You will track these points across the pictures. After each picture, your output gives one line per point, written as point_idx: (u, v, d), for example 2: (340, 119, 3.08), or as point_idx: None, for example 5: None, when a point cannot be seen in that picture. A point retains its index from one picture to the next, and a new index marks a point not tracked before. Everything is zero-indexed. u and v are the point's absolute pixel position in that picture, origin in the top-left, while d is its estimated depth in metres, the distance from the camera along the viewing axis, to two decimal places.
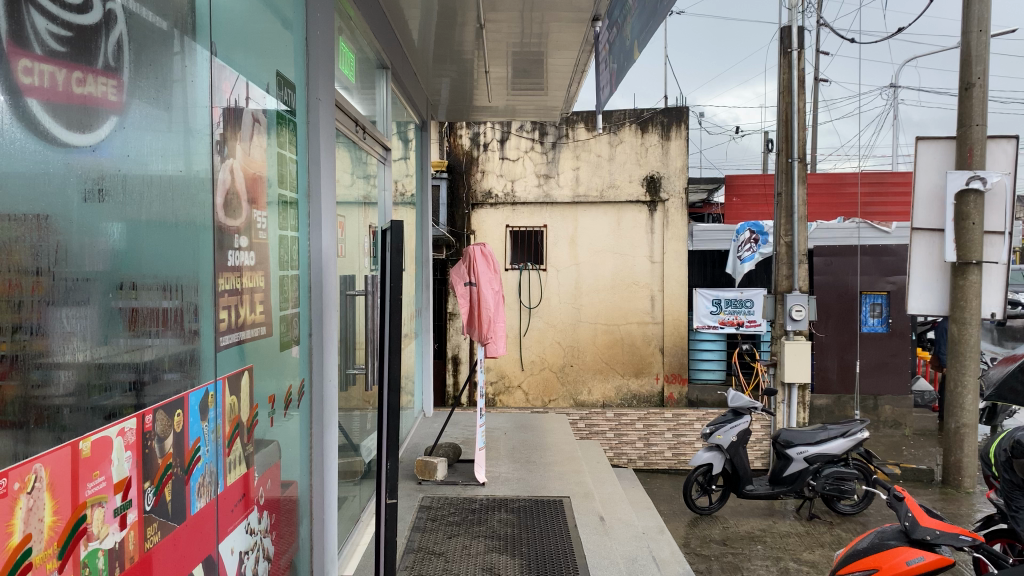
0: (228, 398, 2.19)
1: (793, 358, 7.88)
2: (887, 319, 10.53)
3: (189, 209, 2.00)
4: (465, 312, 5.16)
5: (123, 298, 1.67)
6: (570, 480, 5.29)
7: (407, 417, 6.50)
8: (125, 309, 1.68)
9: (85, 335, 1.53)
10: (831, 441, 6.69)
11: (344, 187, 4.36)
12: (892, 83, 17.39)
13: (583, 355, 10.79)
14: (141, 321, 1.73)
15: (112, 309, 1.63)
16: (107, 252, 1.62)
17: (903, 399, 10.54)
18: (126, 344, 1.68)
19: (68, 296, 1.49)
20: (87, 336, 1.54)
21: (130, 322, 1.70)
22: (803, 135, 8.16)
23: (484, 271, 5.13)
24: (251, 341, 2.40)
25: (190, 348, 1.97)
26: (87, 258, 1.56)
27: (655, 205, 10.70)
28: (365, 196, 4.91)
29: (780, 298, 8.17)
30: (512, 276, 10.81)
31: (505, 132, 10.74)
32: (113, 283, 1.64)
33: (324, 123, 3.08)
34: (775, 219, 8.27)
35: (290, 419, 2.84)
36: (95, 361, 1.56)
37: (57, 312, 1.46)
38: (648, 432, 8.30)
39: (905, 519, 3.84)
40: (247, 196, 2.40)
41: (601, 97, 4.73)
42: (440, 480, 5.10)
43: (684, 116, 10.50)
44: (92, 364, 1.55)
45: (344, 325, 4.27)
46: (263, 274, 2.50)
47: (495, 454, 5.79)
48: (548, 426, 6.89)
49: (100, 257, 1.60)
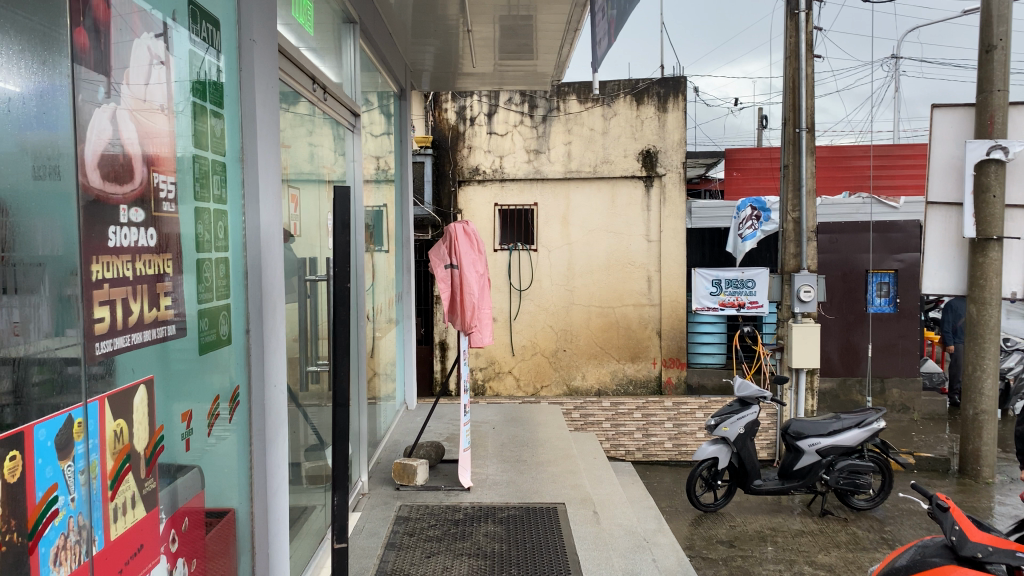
0: (111, 425, 1.63)
1: (801, 343, 7.42)
2: (895, 299, 10.03)
3: (54, 169, 1.46)
4: (446, 298, 4.57)
5: (79, 285, 1.53)
6: (566, 484, 4.77)
7: (387, 412, 5.97)
8: (82, 297, 1.53)
9: (40, 327, 1.40)
10: (845, 432, 6.24)
11: (303, 157, 3.77)
12: (894, 55, 16.79)
13: (577, 339, 10.26)
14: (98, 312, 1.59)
15: (67, 299, 1.48)
16: (49, 234, 1.44)
17: (912, 382, 10.08)
18: (83, 334, 1.54)
19: (23, 282, 1.37)
20: (41, 328, 1.41)
21: (87, 310, 1.55)
22: (812, 104, 7.60)
23: (467, 251, 4.59)
24: (151, 345, 1.84)
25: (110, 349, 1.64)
26: (37, 240, 1.41)
27: (651, 180, 10.14)
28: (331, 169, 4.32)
29: (787, 279, 7.65)
30: (502, 258, 10.26)
31: (492, 104, 10.12)
32: (68, 269, 1.49)
33: (261, 71, 2.49)
34: (782, 193, 7.74)
35: (219, 434, 2.29)
36: (51, 354, 1.44)
37: (13, 303, 1.34)
38: (647, 422, 7.79)
39: (951, 533, 3.33)
40: (144, 154, 1.82)
41: (598, 51, 4.18)
42: (420, 485, 4.58)
43: (682, 87, 9.94)
44: (48, 358, 1.43)
45: (302, 315, 3.71)
46: (169, 258, 1.93)
47: (482, 453, 5.27)
48: (541, 419, 6.37)
49: (44, 241, 1.43)
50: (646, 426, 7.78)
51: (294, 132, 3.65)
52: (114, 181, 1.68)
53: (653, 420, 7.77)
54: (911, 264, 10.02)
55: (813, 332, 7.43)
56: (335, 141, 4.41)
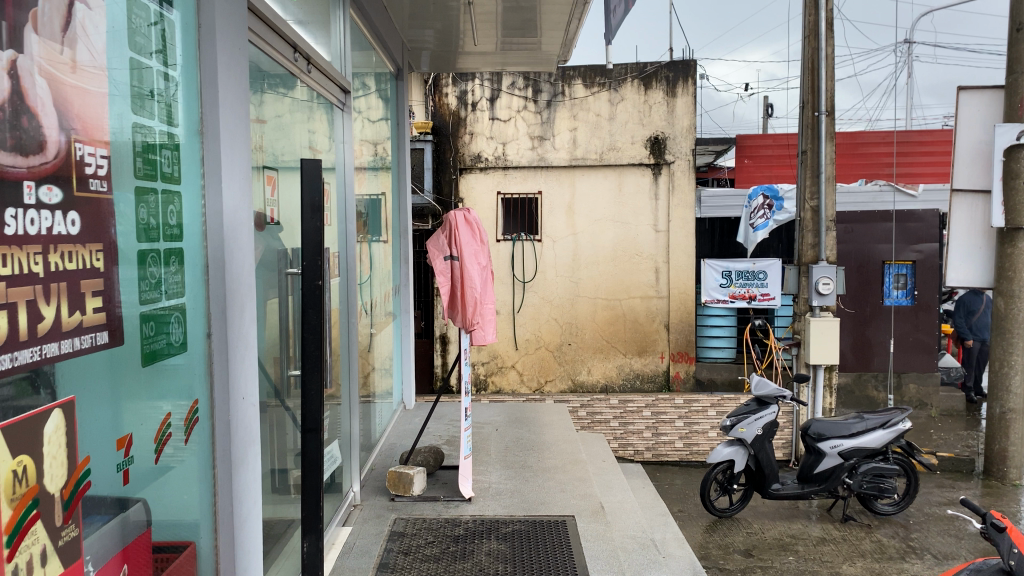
0: (7, 463, 1.29)
1: (819, 338, 7.07)
2: (913, 291, 9.67)
3: None
4: (445, 292, 4.20)
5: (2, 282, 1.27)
6: (574, 494, 4.41)
7: (383, 412, 5.62)
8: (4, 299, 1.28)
9: None
10: (869, 433, 5.90)
11: (285, 135, 3.38)
12: (905, 41, 16.33)
13: (583, 333, 9.90)
14: (27, 318, 1.33)
15: None
16: None
17: (930, 377, 9.71)
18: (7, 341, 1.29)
19: None
20: None
21: (11, 315, 1.30)
22: (832, 86, 7.19)
23: (469, 240, 4.23)
24: (72, 359, 1.49)
25: (38, 363, 1.37)
26: None
27: (659, 168, 9.75)
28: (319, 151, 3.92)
29: (805, 270, 7.29)
30: (504, 249, 9.88)
31: (495, 89, 9.72)
32: None
33: (224, 28, 2.11)
34: (799, 180, 7.36)
35: (171, 459, 1.93)
36: None
37: None
38: (657, 421, 7.42)
39: (1011, 558, 2.99)
40: (61, 120, 1.45)
41: (613, 20, 3.82)
42: (417, 496, 4.22)
43: (692, 70, 9.55)
44: None
45: (284, 311, 3.33)
46: (98, 248, 1.57)
47: (484, 458, 4.91)
48: (546, 419, 6.01)
49: None
50: (656, 425, 7.41)
51: (272, 108, 3.22)
52: (14, 151, 1.32)
53: (663, 419, 7.41)
54: (929, 254, 9.65)
55: (832, 326, 7.07)
56: (323, 119, 3.98)
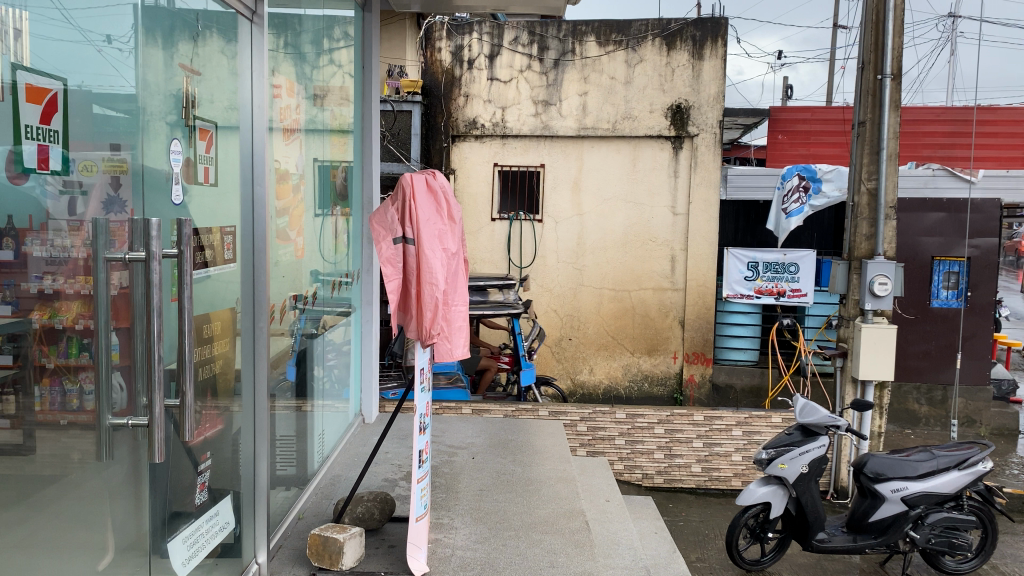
0: None
1: (871, 349, 5.90)
2: (965, 292, 8.39)
3: None
4: (392, 288, 2.95)
5: None
6: (567, 571, 3.18)
7: (331, 432, 4.45)
8: None
9: None
10: (942, 475, 4.70)
11: (140, 49, 2.22)
12: (950, 16, 14.82)
13: (585, 327, 8.69)
14: None
15: None
16: None
17: (981, 391, 8.46)
18: None
19: None
20: None
21: None
22: (900, 43, 5.90)
23: (429, 215, 3.01)
24: None
25: None
26: None
27: (680, 141, 8.49)
28: (210, 79, 2.63)
29: (856, 267, 6.07)
30: (500, 228, 8.67)
31: (495, 45, 8.46)
32: None
33: None
34: (854, 157, 6.08)
35: None
36: None
37: None
38: (671, 440, 6.18)
39: None
40: None
41: None
42: (347, 570, 3.06)
43: (722, 29, 8.28)
44: None
45: (104, 318, 2.04)
46: None
47: (448, 506, 3.72)
48: (537, 444, 4.80)
49: None
50: (670, 445, 6.19)
51: (191, 44, 2.52)
52: None
53: (678, 438, 6.19)
54: (986, 250, 8.38)
55: (886, 336, 5.88)
56: (220, 44, 2.70)
